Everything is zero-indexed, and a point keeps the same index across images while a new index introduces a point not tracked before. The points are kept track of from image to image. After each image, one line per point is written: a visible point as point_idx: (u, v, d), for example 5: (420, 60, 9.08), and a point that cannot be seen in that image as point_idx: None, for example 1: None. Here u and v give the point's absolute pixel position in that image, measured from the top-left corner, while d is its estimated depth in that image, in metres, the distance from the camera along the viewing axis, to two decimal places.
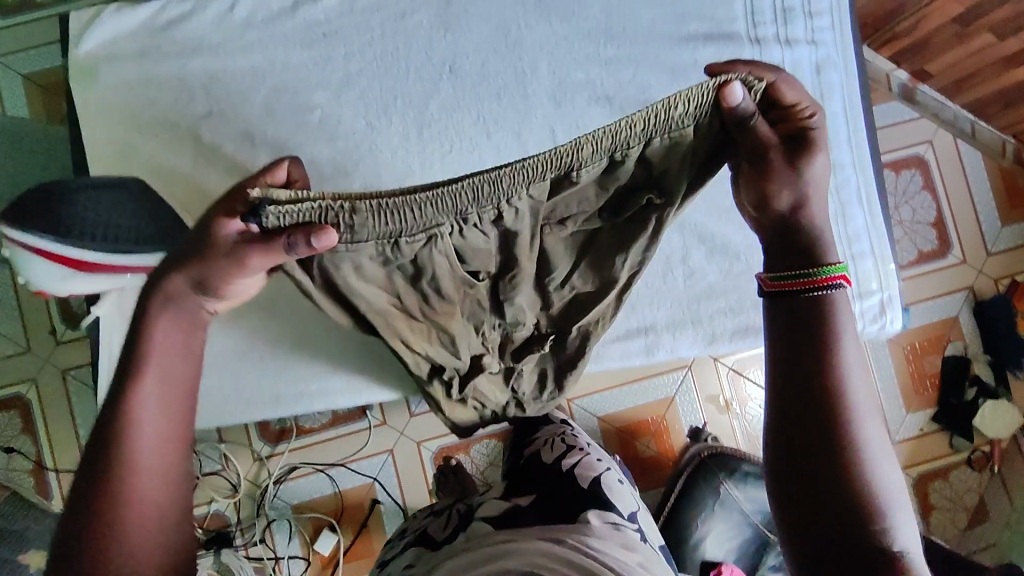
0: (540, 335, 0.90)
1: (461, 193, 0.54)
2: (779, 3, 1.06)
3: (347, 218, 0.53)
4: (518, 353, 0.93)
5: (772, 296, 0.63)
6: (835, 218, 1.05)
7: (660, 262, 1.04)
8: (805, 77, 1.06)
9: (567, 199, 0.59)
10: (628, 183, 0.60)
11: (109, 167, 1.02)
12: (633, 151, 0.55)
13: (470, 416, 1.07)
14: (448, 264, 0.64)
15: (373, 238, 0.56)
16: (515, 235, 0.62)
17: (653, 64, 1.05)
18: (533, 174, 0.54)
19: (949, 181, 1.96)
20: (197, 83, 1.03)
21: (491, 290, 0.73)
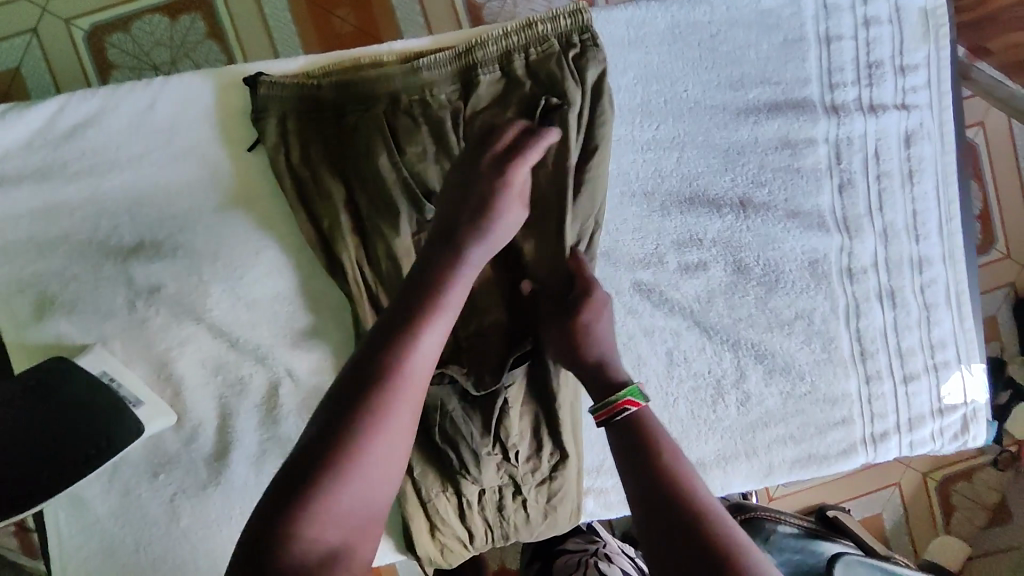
0: (516, 337, 0.79)
1: (395, 74, 0.76)
2: (863, 58, 0.84)
3: (318, 92, 0.77)
4: (494, 366, 0.78)
5: (611, 427, 0.67)
6: (917, 325, 0.88)
7: (708, 387, 0.87)
8: (892, 151, 0.85)
9: (481, 111, 0.77)
10: (518, 93, 0.77)
11: (23, 324, 0.80)
12: (514, 62, 0.77)
13: (447, 497, 0.82)
14: (388, 159, 0.76)
15: (327, 100, 0.77)
16: (441, 128, 0.76)
17: (702, 150, 0.84)
18: (436, 70, 0.76)
19: (1001, 169, 1.42)
20: (121, 207, 0.79)
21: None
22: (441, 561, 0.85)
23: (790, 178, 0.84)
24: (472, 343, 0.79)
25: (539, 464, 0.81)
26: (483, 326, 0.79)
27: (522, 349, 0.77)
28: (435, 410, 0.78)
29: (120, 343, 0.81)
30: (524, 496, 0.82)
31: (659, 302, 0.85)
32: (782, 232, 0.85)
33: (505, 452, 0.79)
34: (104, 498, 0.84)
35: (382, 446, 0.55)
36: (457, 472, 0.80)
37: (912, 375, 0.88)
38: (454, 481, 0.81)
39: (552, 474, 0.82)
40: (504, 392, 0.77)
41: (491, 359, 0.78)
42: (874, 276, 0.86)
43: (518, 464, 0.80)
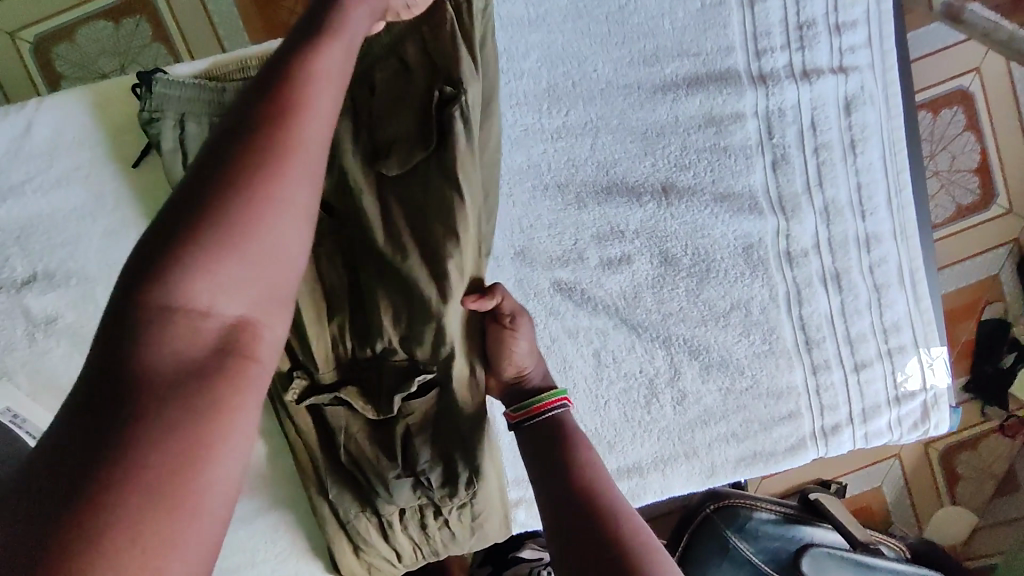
0: (418, 361, 0.72)
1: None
2: (793, 19, 0.76)
3: (201, 97, 0.72)
4: (389, 391, 0.71)
5: (523, 430, 0.68)
6: (867, 309, 0.81)
7: (641, 387, 0.81)
8: (830, 121, 0.78)
9: (378, 112, 0.69)
10: (415, 86, 0.69)
11: None
12: (406, 53, 0.69)
13: (365, 517, 0.78)
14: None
15: (212, 105, 0.72)
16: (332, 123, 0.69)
17: (618, 134, 0.77)
18: None
19: (1001, 114, 1.22)
20: (8, 236, 0.76)
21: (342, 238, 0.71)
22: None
23: (717, 158, 0.77)
24: (372, 366, 0.72)
25: (455, 491, 0.74)
26: (382, 350, 0.72)
27: (413, 380, 0.71)
28: (338, 432, 0.74)
29: (24, 376, 0.79)
30: (446, 517, 0.78)
31: (581, 301, 0.80)
32: (711, 218, 0.78)
33: (417, 475, 0.74)
34: None
35: (241, 258, 0.38)
36: (370, 494, 0.75)
37: (863, 362, 0.81)
38: (369, 503, 0.77)
39: (472, 497, 0.76)
40: (404, 419, 0.73)
41: (387, 384, 0.72)
42: (817, 259, 0.79)
43: (433, 490, 0.74)
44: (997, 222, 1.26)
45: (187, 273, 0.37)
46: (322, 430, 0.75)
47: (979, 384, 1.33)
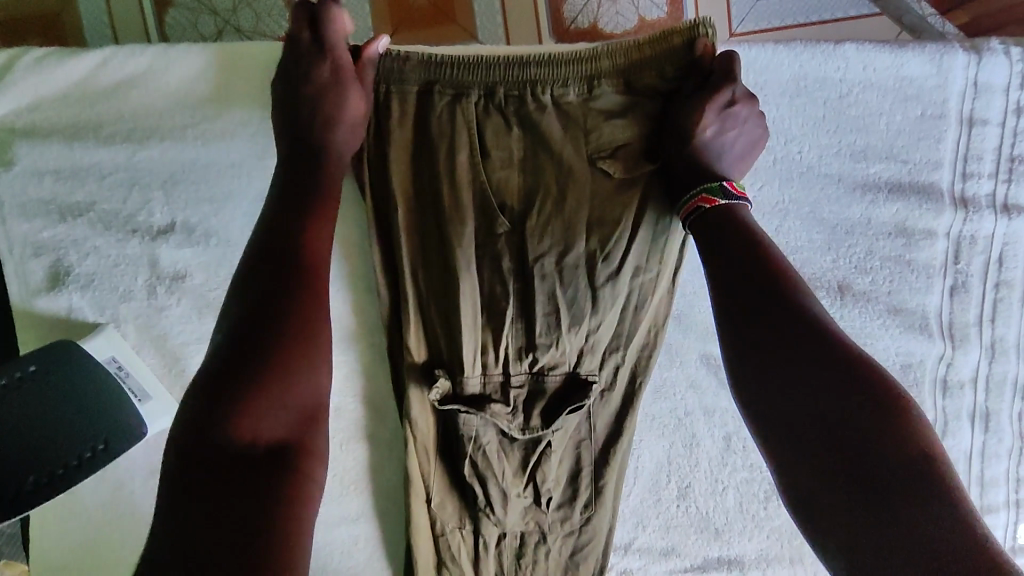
0: (573, 381, 0.73)
1: (498, 65, 0.70)
2: (1006, 149, 0.73)
3: (401, 65, 0.69)
4: (546, 407, 0.73)
5: (703, 226, 0.61)
6: (1007, 454, 0.79)
7: (764, 482, 0.79)
8: (1017, 260, 0.75)
9: (599, 129, 0.70)
10: (641, 113, 0.71)
11: (33, 292, 0.72)
12: (638, 81, 0.71)
13: (465, 537, 0.78)
14: (472, 161, 0.70)
15: (414, 77, 0.70)
16: (539, 131, 0.70)
17: (808, 223, 0.74)
18: (549, 68, 0.70)
19: None
20: (155, 179, 0.71)
21: (519, 244, 0.70)
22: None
23: (899, 271, 0.75)
24: (524, 380, 0.72)
25: (568, 515, 0.78)
26: (541, 364, 0.72)
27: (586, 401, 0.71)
28: (468, 445, 0.73)
29: (134, 328, 0.73)
30: (547, 550, 0.78)
31: (726, 380, 0.77)
32: (881, 329, 0.75)
33: (538, 496, 0.76)
34: (95, 490, 0.77)
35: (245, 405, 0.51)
36: (480, 510, 0.76)
37: (989, 506, 0.80)
38: (473, 519, 0.77)
39: (581, 527, 0.78)
40: (548, 438, 0.73)
41: (544, 399, 0.73)
42: (971, 393, 0.77)
43: (549, 509, 0.77)
44: None
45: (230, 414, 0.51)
46: (445, 434, 0.75)
47: None
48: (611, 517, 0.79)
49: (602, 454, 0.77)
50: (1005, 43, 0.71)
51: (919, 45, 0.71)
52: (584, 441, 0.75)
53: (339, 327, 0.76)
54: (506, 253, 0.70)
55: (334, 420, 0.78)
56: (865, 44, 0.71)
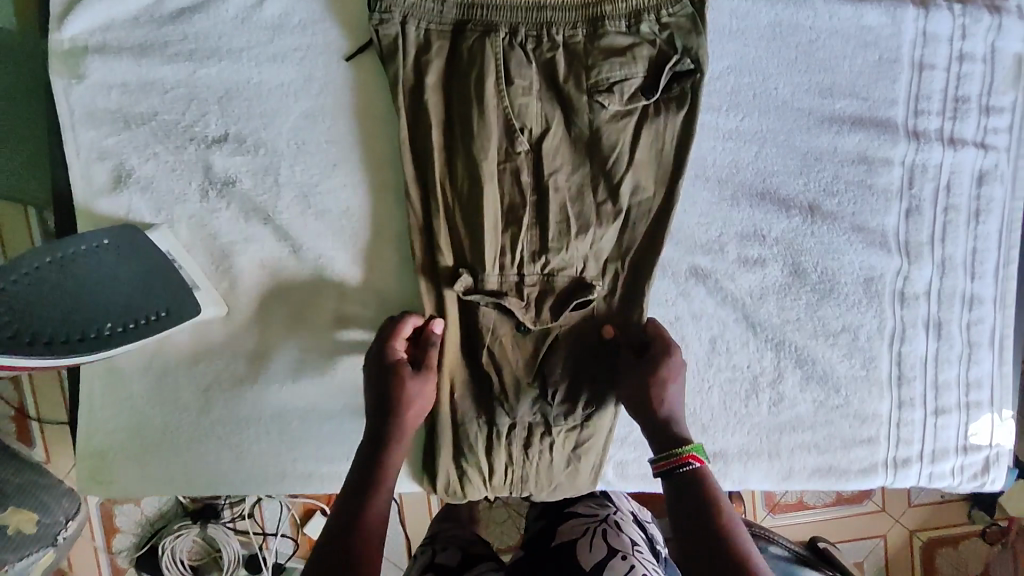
0: (581, 282, 0.82)
1: (518, 9, 0.79)
2: (952, 91, 0.86)
3: (437, 8, 0.79)
4: (553, 304, 0.82)
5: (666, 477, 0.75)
6: (957, 360, 0.90)
7: (746, 381, 0.89)
8: (962, 187, 0.87)
9: (608, 65, 0.79)
10: (646, 51, 0.80)
11: (97, 192, 0.81)
12: (643, 25, 0.80)
13: (478, 428, 0.85)
14: (498, 84, 0.79)
15: (446, 18, 0.79)
16: (554, 66, 0.80)
17: (784, 151, 0.85)
18: (562, 13, 0.80)
19: None
20: (212, 96, 0.81)
21: (536, 162, 0.81)
22: (459, 493, 0.87)
23: (862, 194, 0.86)
24: (537, 280, 0.82)
25: (571, 412, 0.85)
26: (551, 266, 0.82)
27: (590, 296, 0.81)
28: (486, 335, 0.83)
29: (186, 227, 0.82)
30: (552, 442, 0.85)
31: (712, 289, 0.87)
32: (846, 244, 0.87)
33: (545, 388, 0.85)
34: (142, 377, 0.85)
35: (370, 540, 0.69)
36: (495, 398, 0.85)
37: (943, 408, 0.91)
38: (487, 411, 0.85)
39: (583, 424, 0.85)
40: (557, 330, 0.84)
41: (551, 297, 0.82)
42: (925, 304, 0.88)
43: (554, 403, 0.85)
44: None
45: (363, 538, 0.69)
46: (467, 330, 0.85)
47: None
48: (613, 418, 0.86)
49: (603, 352, 0.85)
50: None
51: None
52: (585, 335, 0.85)
53: (369, 233, 0.84)
54: (525, 165, 0.80)
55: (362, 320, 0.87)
56: None
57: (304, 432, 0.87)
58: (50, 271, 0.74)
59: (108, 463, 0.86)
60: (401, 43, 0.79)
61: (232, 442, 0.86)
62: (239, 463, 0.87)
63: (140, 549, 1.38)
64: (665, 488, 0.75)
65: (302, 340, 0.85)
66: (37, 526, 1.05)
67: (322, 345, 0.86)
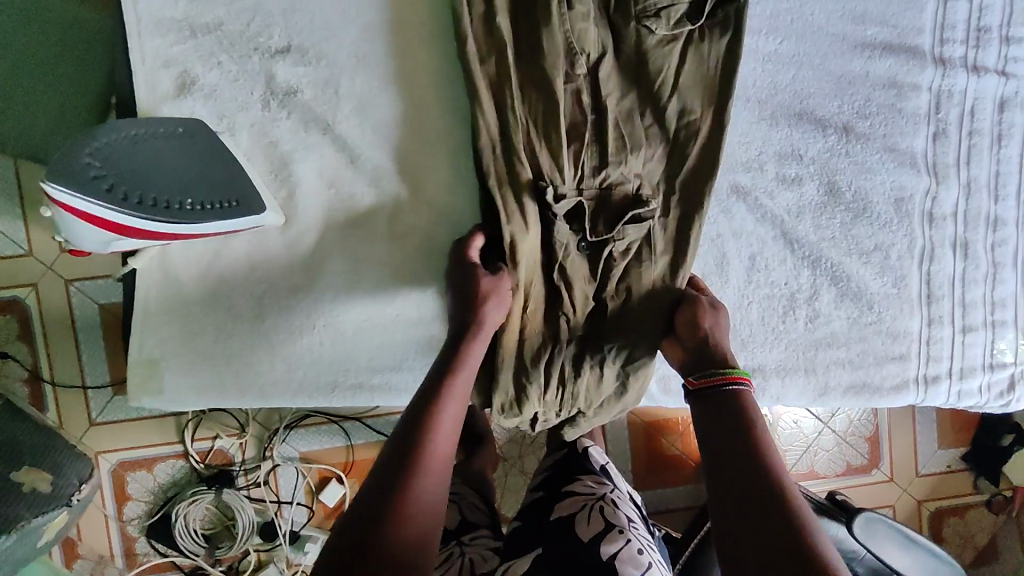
0: (637, 198, 0.86)
1: None
2: (975, 21, 0.91)
3: None
4: (607, 219, 0.85)
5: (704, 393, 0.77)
6: (982, 279, 0.94)
7: (783, 297, 0.92)
8: (986, 113, 0.92)
9: None
10: None
11: (161, 99, 0.84)
12: None
13: (533, 338, 0.88)
14: (559, 8, 0.81)
15: None
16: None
17: (819, 75, 0.90)
18: None
19: None
20: (276, 9, 0.84)
21: (591, 80, 0.84)
22: (513, 410, 0.89)
23: (892, 117, 0.91)
24: (594, 193, 0.85)
25: (624, 330, 0.88)
26: (610, 179, 0.85)
27: (646, 210, 0.84)
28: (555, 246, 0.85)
29: (248, 135, 0.85)
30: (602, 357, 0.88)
31: (752, 206, 0.91)
32: (879, 164, 0.91)
33: (598, 304, 0.89)
34: (199, 285, 0.86)
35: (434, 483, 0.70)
36: (557, 313, 0.88)
37: (970, 326, 0.94)
38: (550, 326, 0.89)
39: (632, 345, 0.88)
40: (612, 245, 0.86)
41: (608, 211, 0.85)
42: (952, 225, 0.92)
43: (608, 320, 0.88)
44: None
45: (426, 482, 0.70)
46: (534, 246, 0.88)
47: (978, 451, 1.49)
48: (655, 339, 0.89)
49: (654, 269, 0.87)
50: None
51: None
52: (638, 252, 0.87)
53: (425, 145, 0.87)
54: (585, 87, 0.84)
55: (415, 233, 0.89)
56: None
57: (355, 342, 0.89)
58: (123, 181, 0.71)
59: (159, 372, 0.86)
60: None
61: (285, 352, 0.88)
62: (292, 373, 0.88)
63: (151, 517, 1.30)
64: (701, 401, 0.77)
65: (357, 250, 0.87)
66: (53, 486, 1.06)
67: (377, 256, 0.88)
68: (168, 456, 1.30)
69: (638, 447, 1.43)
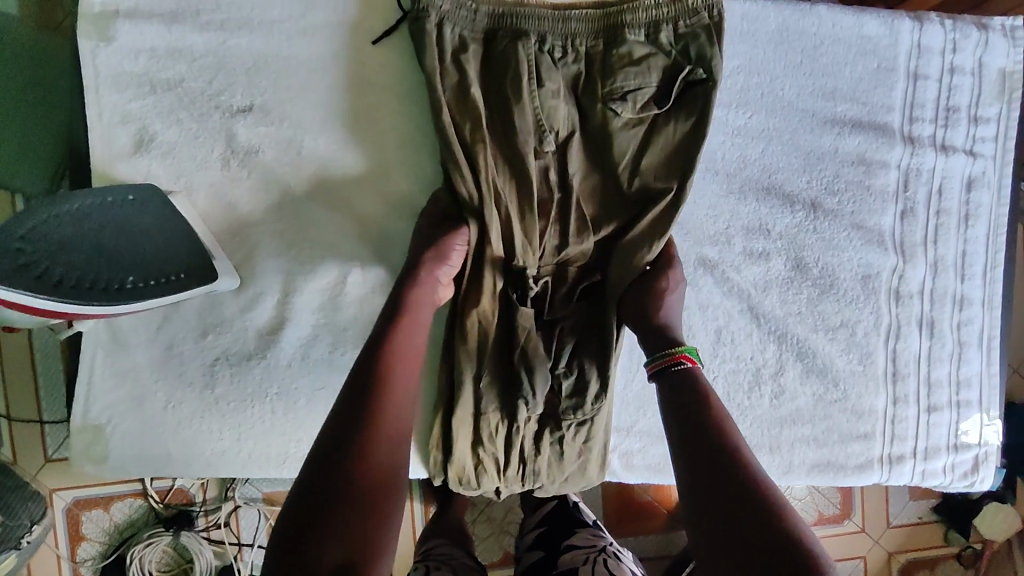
0: (588, 271, 0.86)
1: (546, 17, 0.81)
2: (943, 101, 0.91)
3: (471, 14, 0.80)
4: (561, 298, 0.86)
5: (661, 378, 0.72)
6: (948, 358, 0.93)
7: (748, 373, 0.91)
8: (953, 192, 0.91)
9: (632, 77, 0.81)
10: (664, 59, 0.81)
11: (116, 155, 0.80)
12: (662, 34, 0.82)
13: (496, 412, 0.85)
14: (530, 85, 0.80)
15: (472, 26, 0.81)
16: (578, 76, 0.82)
17: (789, 150, 0.89)
18: (585, 24, 0.82)
19: None
20: (239, 66, 0.81)
21: (558, 159, 0.83)
22: (472, 485, 0.87)
23: (861, 194, 0.90)
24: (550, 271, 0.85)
25: (577, 406, 0.85)
26: (566, 257, 0.85)
27: (593, 279, 0.85)
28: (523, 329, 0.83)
29: (205, 196, 0.82)
30: (561, 437, 0.86)
31: (720, 280, 0.89)
32: (846, 241, 0.90)
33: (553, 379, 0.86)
34: (149, 347, 0.83)
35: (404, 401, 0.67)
36: (518, 395, 0.83)
37: (935, 405, 0.93)
38: (507, 406, 0.85)
39: (591, 419, 0.85)
40: (563, 321, 0.86)
41: (561, 288, 0.86)
42: (919, 304, 0.92)
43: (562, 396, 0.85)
44: None
45: (391, 401, 0.66)
46: (500, 326, 0.85)
47: (947, 506, 1.48)
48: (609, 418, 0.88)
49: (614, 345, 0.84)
50: (941, 16, 0.90)
51: (877, 12, 0.89)
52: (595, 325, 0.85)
53: (389, 212, 0.85)
54: (551, 164, 0.83)
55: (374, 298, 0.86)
56: (834, 9, 0.89)
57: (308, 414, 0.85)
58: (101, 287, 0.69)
59: (103, 438, 0.83)
60: (434, 40, 0.79)
61: (236, 421, 0.84)
62: (240, 444, 0.84)
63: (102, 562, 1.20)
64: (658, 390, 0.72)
65: (313, 318, 0.85)
66: (3, 527, 1.00)
67: (335, 324, 0.85)
68: (125, 493, 1.20)
69: (611, 505, 1.37)
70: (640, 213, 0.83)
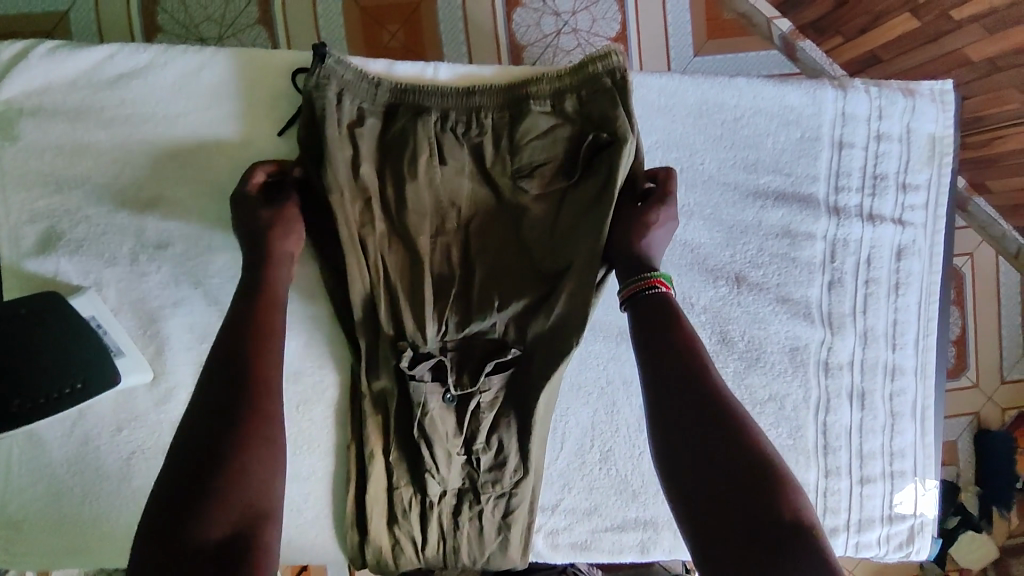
0: (502, 342, 0.82)
1: (450, 93, 0.80)
2: (870, 168, 0.89)
3: (371, 90, 0.79)
4: (472, 373, 0.81)
5: (634, 305, 0.66)
6: (881, 429, 0.91)
7: None
8: (882, 261, 0.90)
9: (535, 151, 0.80)
10: (568, 129, 0.80)
11: (24, 255, 0.80)
12: (566, 104, 0.80)
13: (410, 490, 0.85)
14: (430, 164, 0.79)
15: (373, 101, 0.79)
16: (482, 149, 0.80)
17: (712, 222, 0.88)
18: (489, 97, 0.80)
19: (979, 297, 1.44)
20: (146, 159, 0.81)
21: (464, 233, 0.81)
22: (391, 566, 0.87)
23: (786, 266, 0.88)
24: (457, 343, 0.81)
25: (497, 481, 0.84)
26: (475, 330, 0.81)
27: (504, 357, 0.80)
28: (418, 407, 0.81)
29: (114, 291, 0.81)
30: (480, 513, 0.85)
31: None
32: (771, 314, 0.89)
33: (469, 454, 0.83)
34: (63, 443, 0.82)
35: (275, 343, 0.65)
36: (425, 471, 0.83)
37: (869, 477, 0.92)
38: (422, 489, 0.85)
39: (511, 490, 0.85)
40: (478, 396, 0.81)
41: (471, 363, 0.81)
42: (849, 374, 0.90)
43: (480, 471, 0.84)
44: (962, 390, 1.45)
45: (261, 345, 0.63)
46: (402, 406, 0.83)
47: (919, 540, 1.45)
48: (534, 492, 0.87)
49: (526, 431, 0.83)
50: (867, 83, 0.88)
51: (799, 82, 0.87)
52: (516, 407, 0.83)
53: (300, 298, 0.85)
54: (455, 242, 0.81)
55: (291, 383, 0.87)
56: (756, 78, 0.87)
57: None
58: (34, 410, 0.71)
59: (21, 533, 0.82)
60: (331, 112, 0.76)
61: None
62: None
63: None
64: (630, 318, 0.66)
65: None
66: None
67: None
68: None
69: None
70: (549, 285, 0.80)
